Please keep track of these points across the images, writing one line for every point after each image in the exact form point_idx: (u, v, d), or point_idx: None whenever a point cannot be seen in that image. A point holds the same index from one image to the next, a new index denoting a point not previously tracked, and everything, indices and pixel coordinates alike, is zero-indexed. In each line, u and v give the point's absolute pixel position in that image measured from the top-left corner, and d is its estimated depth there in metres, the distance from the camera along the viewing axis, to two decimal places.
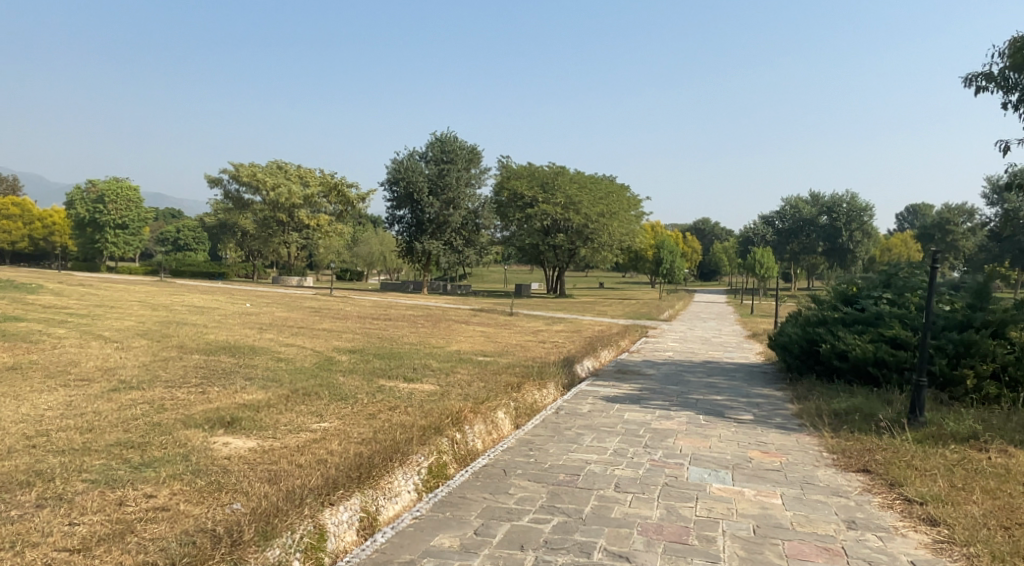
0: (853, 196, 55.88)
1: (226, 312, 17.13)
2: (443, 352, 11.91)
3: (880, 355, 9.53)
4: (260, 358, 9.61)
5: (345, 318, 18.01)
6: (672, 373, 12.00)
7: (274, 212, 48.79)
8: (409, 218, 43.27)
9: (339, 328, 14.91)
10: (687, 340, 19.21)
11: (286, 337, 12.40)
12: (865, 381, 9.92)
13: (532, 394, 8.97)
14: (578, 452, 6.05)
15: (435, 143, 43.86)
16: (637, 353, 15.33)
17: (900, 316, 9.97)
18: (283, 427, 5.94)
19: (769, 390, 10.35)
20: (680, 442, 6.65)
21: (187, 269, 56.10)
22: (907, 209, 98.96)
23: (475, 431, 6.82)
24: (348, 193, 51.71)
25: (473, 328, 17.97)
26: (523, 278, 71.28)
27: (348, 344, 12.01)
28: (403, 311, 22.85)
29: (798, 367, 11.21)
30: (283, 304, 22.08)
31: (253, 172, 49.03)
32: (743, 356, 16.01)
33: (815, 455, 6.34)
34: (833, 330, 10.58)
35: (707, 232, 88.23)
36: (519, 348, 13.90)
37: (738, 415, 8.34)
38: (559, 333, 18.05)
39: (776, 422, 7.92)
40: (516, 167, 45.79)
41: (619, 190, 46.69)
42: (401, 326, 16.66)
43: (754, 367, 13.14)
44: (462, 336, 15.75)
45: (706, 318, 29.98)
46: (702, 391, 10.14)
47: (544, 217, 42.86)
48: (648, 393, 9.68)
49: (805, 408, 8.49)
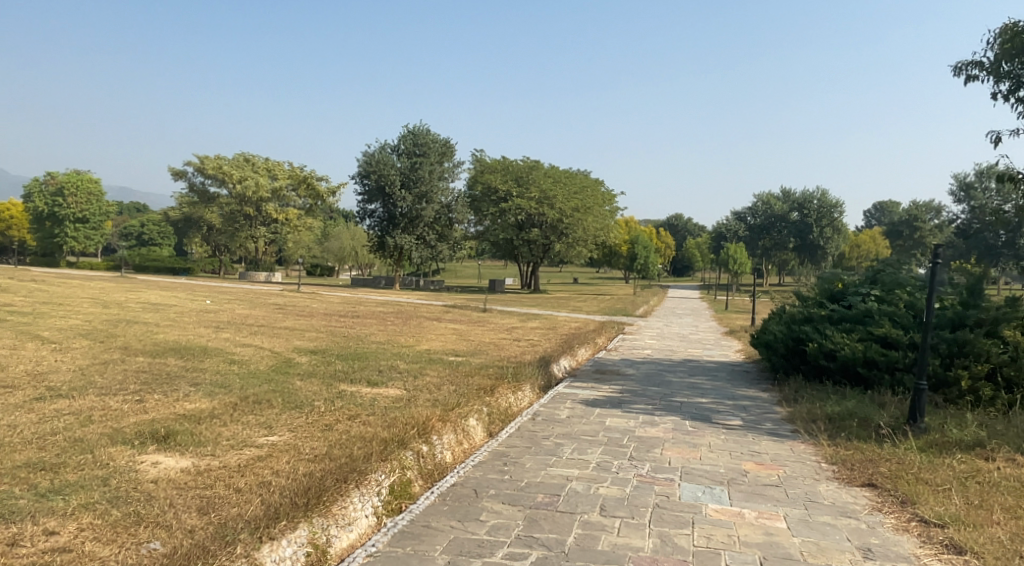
0: (824, 192, 56.24)
1: (184, 309, 16.26)
2: (412, 352, 11.24)
3: (870, 355, 9.10)
4: (211, 360, 8.86)
5: (310, 315, 17.25)
6: (652, 373, 11.48)
7: (241, 206, 47.59)
8: (381, 212, 42.41)
9: (303, 326, 14.14)
10: (664, 337, 18.74)
11: (243, 337, 11.62)
12: (854, 382, 9.49)
13: (506, 397, 8.39)
14: (558, 468, 5.44)
15: (406, 135, 43.01)
16: (614, 352, 14.80)
17: (890, 313, 9.55)
18: (225, 442, 5.28)
19: (755, 391, 9.86)
20: (668, 453, 6.08)
21: (150, 264, 54.66)
22: (874, 206, 100.37)
23: (443, 442, 6.24)
24: (317, 186, 50.67)
25: (443, 326, 17.30)
26: (497, 273, 70.73)
27: (311, 344, 11.29)
28: (372, 308, 22.08)
29: (783, 367, 10.75)
30: (246, 300, 21.16)
31: (219, 164, 47.78)
32: (723, 353, 15.56)
33: (814, 467, 5.81)
34: (820, 329, 10.14)
35: (680, 227, 88.40)
36: (492, 346, 13.28)
37: (725, 419, 7.82)
38: (533, 331, 17.48)
39: (766, 428, 7.40)
40: (490, 161, 45.08)
41: (593, 185, 46.20)
42: (369, 324, 15.93)
43: (736, 367, 12.67)
44: (433, 333, 15.08)
45: (681, 314, 29.63)
46: (685, 393, 9.61)
47: (518, 211, 42.26)
48: (629, 395, 9.12)
49: (796, 412, 8.00)
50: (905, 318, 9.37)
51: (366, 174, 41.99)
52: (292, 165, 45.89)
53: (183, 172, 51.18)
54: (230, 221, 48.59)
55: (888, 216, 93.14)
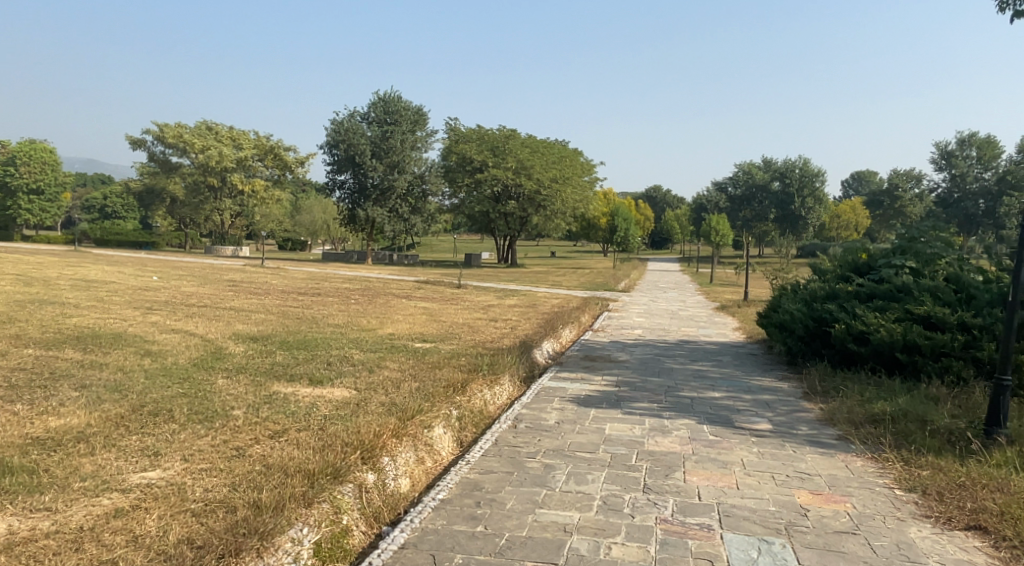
0: (805, 161, 54.87)
1: (119, 287, 14.49)
2: (370, 338, 9.64)
3: (910, 338, 7.72)
4: (118, 352, 7.20)
5: (265, 293, 15.50)
6: (650, 359, 10.01)
7: (204, 176, 45.32)
8: (351, 183, 40.59)
9: (252, 307, 12.46)
10: (654, 314, 17.35)
11: (174, 320, 9.90)
12: (890, 369, 8.13)
13: (479, 395, 6.92)
14: (551, 513, 3.94)
15: (377, 102, 40.98)
16: (601, 332, 13.37)
17: (933, 289, 8.23)
18: (78, 485, 3.73)
19: (774, 383, 8.44)
20: (694, 479, 4.61)
21: (112, 238, 52.22)
22: (852, 176, 99.56)
23: (396, 465, 4.73)
24: (285, 157, 48.42)
25: (413, 304, 15.67)
26: (475, 247, 69.22)
27: (254, 329, 9.63)
28: (338, 284, 20.33)
29: (801, 351, 9.38)
30: (200, 276, 19.41)
31: (179, 133, 45.51)
32: (720, 333, 14.15)
33: (892, 500, 4.36)
34: (847, 308, 8.78)
35: (659, 200, 86.94)
36: (466, 329, 11.71)
37: (749, 422, 6.36)
38: (513, 310, 16.01)
39: (804, 434, 5.97)
40: (465, 130, 42.75)
41: (572, 154, 44.39)
42: (329, 303, 14.28)
43: (742, 350, 11.26)
44: (400, 314, 13.49)
45: (666, 288, 28.21)
46: (693, 384, 8.14)
47: (494, 182, 40.42)
48: (627, 390, 7.62)
49: (833, 410, 6.61)
50: (948, 295, 8.05)
51: (335, 144, 40.11)
52: (257, 133, 43.66)
53: (143, 141, 48.64)
54: (194, 193, 46.40)
55: (867, 186, 92.21)
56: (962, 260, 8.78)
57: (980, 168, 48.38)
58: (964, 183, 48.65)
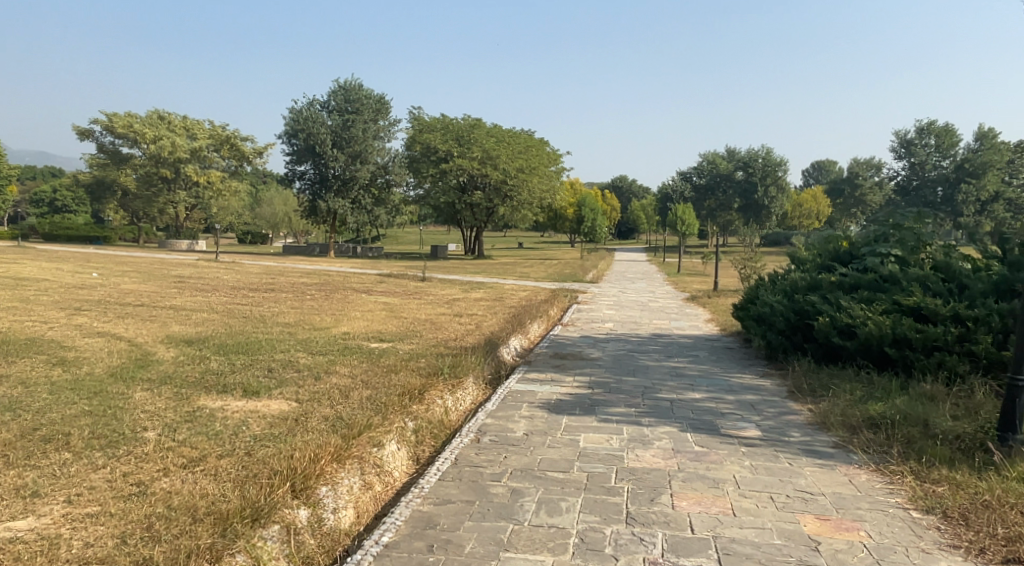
0: (768, 150, 54.59)
1: (53, 285, 13.42)
2: (321, 338, 8.83)
3: (900, 332, 7.22)
4: (24, 362, 6.32)
5: (213, 289, 14.56)
6: (622, 356, 9.41)
7: (156, 168, 43.80)
8: (312, 173, 39.48)
9: (195, 305, 11.55)
10: (624, 306, 16.84)
11: (103, 322, 8.99)
12: (878, 365, 7.62)
13: (437, 404, 6.18)
14: (519, 557, 3.30)
15: (337, 90, 39.82)
16: (570, 326, 12.77)
17: (922, 279, 7.76)
18: None
19: (756, 380, 7.89)
20: (684, 504, 3.99)
21: (61, 232, 50.19)
22: (813, 166, 100.33)
23: (338, 495, 4.01)
24: (241, 147, 47.12)
25: (372, 300, 14.86)
26: (440, 239, 68.35)
27: (193, 331, 8.77)
28: (295, 279, 19.42)
29: (782, 346, 8.84)
30: (145, 272, 18.35)
31: (129, 123, 43.80)
32: (693, 324, 13.64)
33: (911, 525, 3.79)
34: (830, 299, 8.27)
35: (625, 190, 86.77)
36: (429, 326, 10.97)
37: (736, 429, 5.75)
38: (478, 303, 15.37)
39: (798, 442, 5.39)
40: (428, 119, 41.80)
41: (538, 144, 43.66)
42: (281, 299, 13.42)
43: (718, 344, 10.70)
44: (357, 310, 12.70)
45: (634, 278, 27.76)
46: (671, 384, 7.53)
47: (459, 172, 39.56)
48: (602, 393, 6.97)
49: (826, 412, 6.07)
50: (938, 285, 7.58)
51: (294, 133, 38.89)
52: (213, 123, 42.23)
53: (91, 131, 46.75)
54: (146, 185, 44.79)
55: (827, 175, 93.05)
56: (949, 248, 8.36)
57: (939, 155, 48.86)
58: (923, 171, 49.40)
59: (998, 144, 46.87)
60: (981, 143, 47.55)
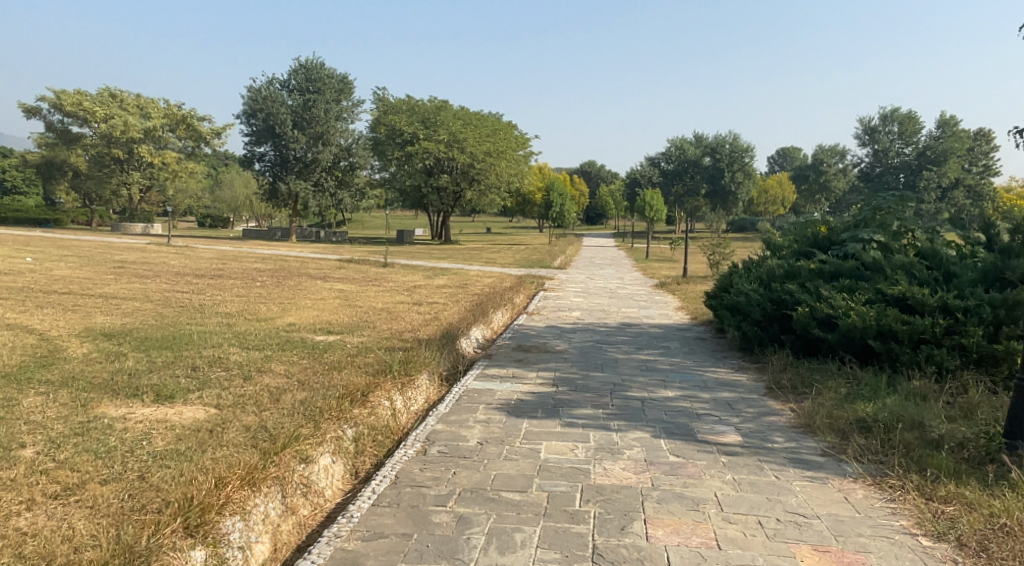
0: (736, 136, 54.39)
1: None
2: (262, 330, 8.07)
3: (884, 323, 6.73)
4: None
5: (155, 276, 13.62)
6: (590, 348, 8.82)
7: (108, 148, 42.09)
8: (272, 155, 38.27)
9: (129, 293, 10.65)
10: (591, 293, 16.31)
11: (16, 312, 8.09)
12: (860, 359, 7.12)
13: (383, 409, 5.49)
14: None
15: (298, 69, 38.51)
16: (536, 315, 12.17)
17: (908, 266, 7.29)
18: None
19: (731, 375, 7.36)
20: (661, 534, 3.39)
21: (9, 214, 48.14)
22: (778, 152, 100.84)
23: (249, 527, 3.35)
24: (198, 127, 45.61)
25: (327, 287, 14.07)
26: (407, 224, 67.28)
27: (118, 323, 7.92)
28: (248, 265, 18.53)
29: (757, 337, 8.33)
30: (85, 256, 17.27)
31: (79, 100, 41.96)
32: (662, 312, 13.13)
33: (922, 559, 3.24)
34: (810, 288, 7.76)
35: (593, 174, 86.29)
36: (383, 315, 10.23)
37: (713, 433, 5.17)
38: (439, 291, 14.70)
39: (782, 449, 4.84)
40: (393, 101, 40.68)
41: (506, 128, 42.79)
42: (227, 286, 12.58)
43: (690, 334, 10.17)
44: (309, 299, 11.90)
45: (602, 265, 27.24)
46: (642, 380, 6.94)
47: (425, 156, 38.45)
48: (566, 392, 6.34)
49: (811, 413, 5.51)
50: (924, 273, 7.11)
51: (252, 113, 37.60)
52: (167, 101, 40.62)
53: (38, 108, 44.65)
54: (97, 165, 43.04)
55: (792, 162, 93.82)
56: (934, 236, 7.94)
57: (902, 143, 48.98)
58: (886, 158, 49.52)
59: (959, 131, 47.29)
60: (942, 131, 47.86)
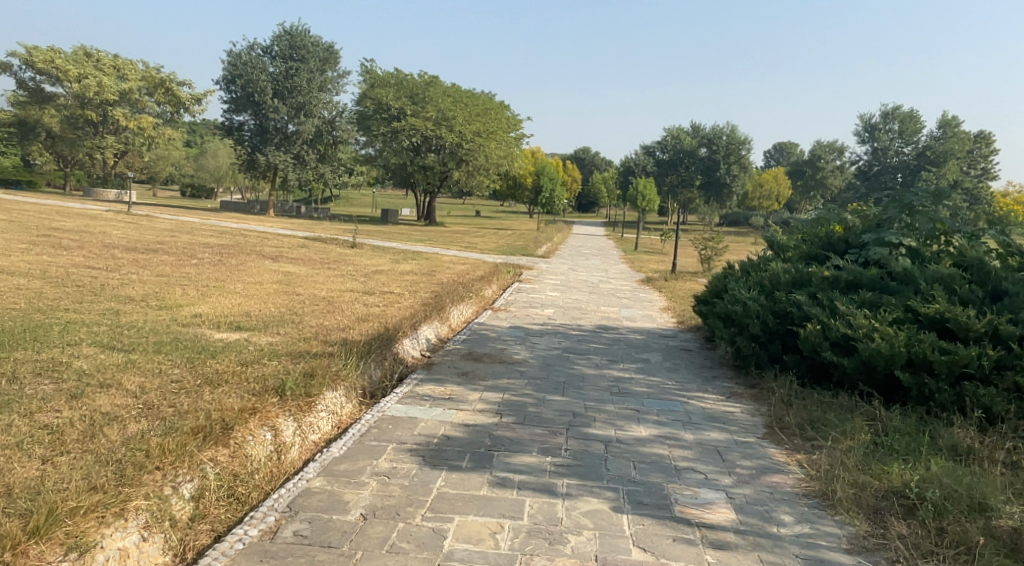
0: (733, 127, 52.67)
1: None
2: (150, 323, 6.52)
3: (920, 353, 5.29)
4: None
5: (78, 248, 12.02)
6: (554, 359, 7.35)
7: (81, 109, 40.09)
8: (251, 124, 36.54)
9: (24, 268, 9.07)
10: (569, 287, 14.82)
11: None
12: (884, 392, 5.68)
13: (254, 447, 3.98)
14: None
15: (282, 36, 36.77)
16: (502, 311, 10.69)
17: (946, 281, 5.89)
18: None
19: (722, 404, 5.95)
20: None
21: None
22: (774, 148, 98.93)
23: None
24: (178, 92, 43.72)
25: (274, 268, 12.50)
26: (394, 204, 65.42)
27: None
28: (202, 240, 16.89)
29: (756, 355, 6.87)
30: (17, 222, 15.61)
31: (51, 57, 39.76)
32: (644, 313, 11.68)
33: None
34: (825, 300, 6.30)
35: (587, 161, 84.53)
36: (319, 307, 8.72)
37: (697, 505, 3.73)
38: (400, 278, 13.20)
39: (792, 538, 3.43)
40: (380, 74, 38.89)
41: (497, 108, 41.15)
42: (154, 264, 11.03)
43: (674, 343, 8.72)
44: (243, 281, 10.36)
45: (587, 254, 25.79)
46: (610, 410, 5.49)
47: (412, 132, 36.67)
48: (509, 425, 4.88)
49: (832, 476, 4.07)
50: (966, 290, 5.72)
51: (231, 80, 35.90)
52: (143, 62, 38.61)
53: (10, 65, 42.49)
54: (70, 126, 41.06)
55: (789, 157, 92.16)
56: (973, 240, 6.52)
57: (901, 141, 47.53)
58: (885, 157, 48.05)
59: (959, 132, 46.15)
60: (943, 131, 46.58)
